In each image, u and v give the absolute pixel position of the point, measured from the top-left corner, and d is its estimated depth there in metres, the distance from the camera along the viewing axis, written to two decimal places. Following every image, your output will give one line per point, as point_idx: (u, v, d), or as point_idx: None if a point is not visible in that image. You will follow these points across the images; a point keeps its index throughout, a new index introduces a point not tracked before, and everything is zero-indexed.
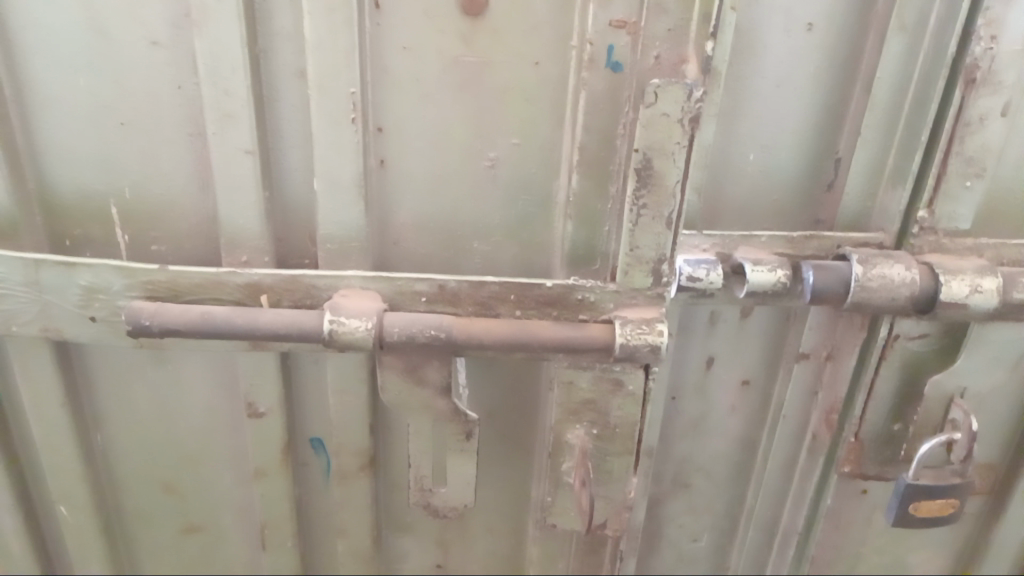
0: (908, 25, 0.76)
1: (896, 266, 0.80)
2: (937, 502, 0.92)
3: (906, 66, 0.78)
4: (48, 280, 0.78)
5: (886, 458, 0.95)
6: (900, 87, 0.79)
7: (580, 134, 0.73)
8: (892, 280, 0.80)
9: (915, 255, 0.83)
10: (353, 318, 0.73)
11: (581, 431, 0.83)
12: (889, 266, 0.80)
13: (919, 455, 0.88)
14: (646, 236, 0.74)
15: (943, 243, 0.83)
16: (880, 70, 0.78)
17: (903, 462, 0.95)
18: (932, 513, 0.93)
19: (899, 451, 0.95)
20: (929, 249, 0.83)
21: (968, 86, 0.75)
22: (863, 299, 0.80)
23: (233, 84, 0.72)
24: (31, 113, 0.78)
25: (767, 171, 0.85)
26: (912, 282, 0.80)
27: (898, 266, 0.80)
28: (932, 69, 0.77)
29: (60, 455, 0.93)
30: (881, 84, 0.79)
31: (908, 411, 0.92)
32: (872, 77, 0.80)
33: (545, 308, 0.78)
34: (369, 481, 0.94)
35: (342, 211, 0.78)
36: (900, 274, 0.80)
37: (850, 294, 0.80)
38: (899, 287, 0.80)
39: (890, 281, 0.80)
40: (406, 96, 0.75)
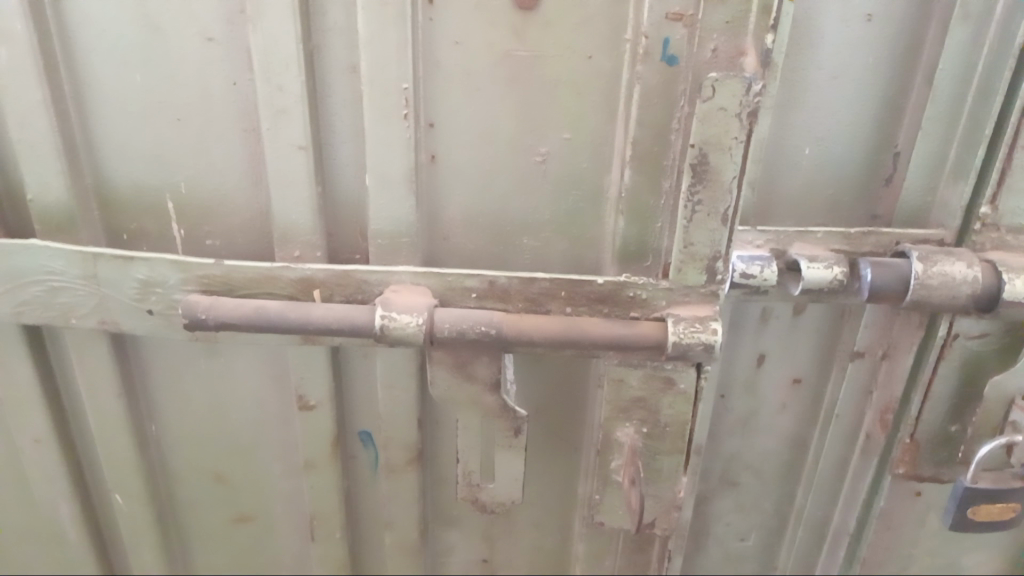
0: (973, 15, 0.73)
1: (958, 263, 0.78)
2: (997, 506, 0.89)
3: (970, 56, 0.75)
4: (104, 273, 0.79)
5: (942, 460, 0.93)
6: (964, 78, 0.76)
7: (632, 128, 0.72)
8: (954, 279, 0.77)
9: (977, 252, 0.80)
10: (403, 314, 0.73)
11: (630, 429, 0.83)
12: (950, 263, 0.77)
13: (978, 458, 0.85)
14: (701, 231, 0.73)
15: (1007, 241, 0.80)
16: (942, 62, 0.76)
17: (960, 464, 0.92)
18: (989, 517, 0.90)
19: (956, 453, 0.92)
20: (992, 246, 0.80)
21: None
22: (923, 297, 0.78)
23: (287, 81, 0.73)
24: (90, 110, 0.79)
25: (824, 166, 0.83)
26: (974, 280, 0.77)
27: (960, 264, 0.78)
28: (998, 61, 0.74)
29: (115, 445, 0.95)
30: (944, 76, 0.76)
31: (967, 412, 0.89)
32: (934, 68, 0.77)
33: (595, 305, 0.77)
34: (416, 475, 0.94)
35: (392, 206, 0.78)
36: (961, 272, 0.77)
37: (909, 292, 0.78)
38: (961, 285, 0.77)
39: (951, 279, 0.77)
40: (457, 92, 0.75)
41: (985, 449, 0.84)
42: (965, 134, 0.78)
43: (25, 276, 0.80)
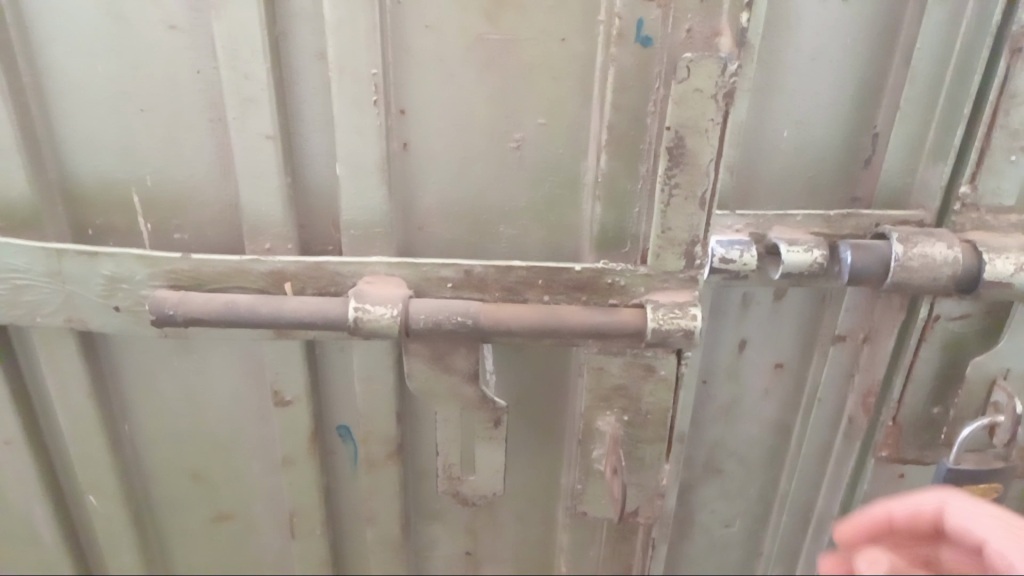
0: None
1: (939, 244, 0.77)
2: (980, 487, 0.88)
3: (949, 33, 0.74)
4: (70, 270, 0.77)
5: (925, 442, 0.93)
6: (942, 57, 0.75)
7: (608, 112, 0.71)
8: (934, 260, 0.77)
9: (957, 233, 0.80)
10: (378, 306, 0.72)
11: (612, 418, 0.82)
12: (931, 244, 0.77)
13: (962, 439, 0.85)
14: (679, 216, 0.71)
15: (986, 221, 0.80)
16: (919, 41, 0.75)
17: (943, 446, 0.93)
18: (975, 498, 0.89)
19: (939, 435, 0.92)
20: (971, 227, 0.80)
21: (1014, 55, 0.72)
22: (904, 279, 0.77)
23: (253, 68, 0.71)
24: (50, 102, 0.77)
25: (803, 148, 0.82)
26: (954, 260, 0.77)
27: (940, 245, 0.77)
28: (975, 40, 0.73)
29: (88, 445, 0.93)
30: (921, 56, 0.75)
31: (949, 394, 0.90)
32: (911, 48, 0.76)
33: (574, 293, 0.76)
34: (396, 469, 0.93)
35: (365, 196, 0.76)
36: (942, 253, 0.77)
37: (890, 274, 0.77)
38: (941, 267, 0.77)
39: (932, 260, 0.76)
40: (429, 77, 0.73)
41: (967, 430, 0.84)
42: (943, 114, 0.77)
43: None
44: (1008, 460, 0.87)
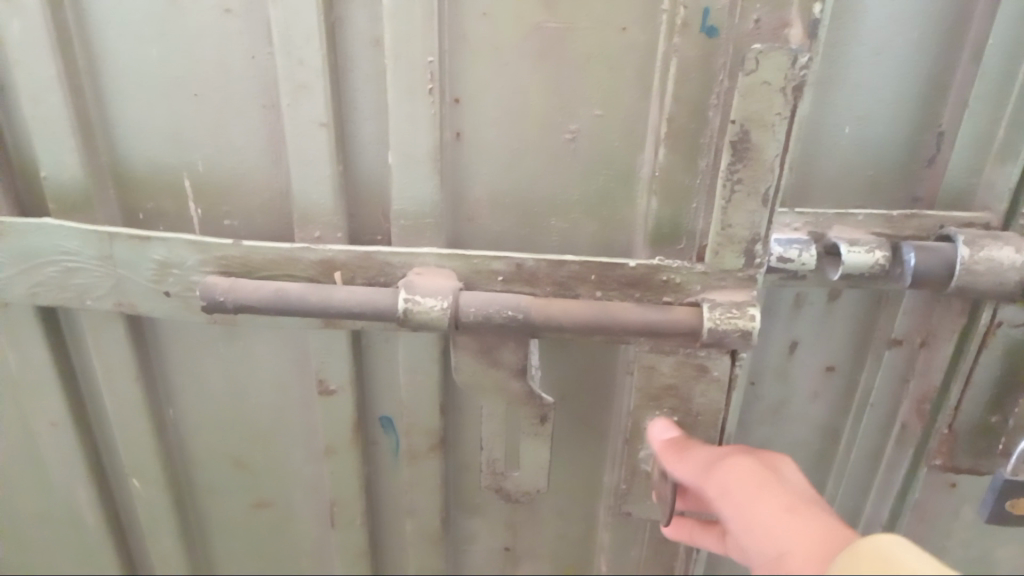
0: None
1: (1006, 248, 0.74)
2: None
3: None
4: (121, 254, 0.77)
5: (981, 451, 0.89)
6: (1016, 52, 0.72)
7: (667, 104, 0.69)
8: (1001, 264, 0.74)
9: None
10: (428, 298, 0.71)
11: (661, 418, 0.80)
12: (997, 247, 0.74)
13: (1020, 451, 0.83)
14: (740, 213, 0.69)
15: None
16: (992, 36, 0.72)
17: (1000, 456, 0.89)
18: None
19: (995, 444, 0.89)
20: None
21: None
22: (968, 283, 0.74)
23: (307, 53, 0.70)
24: (104, 85, 0.77)
25: (864, 145, 0.79)
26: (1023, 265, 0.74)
27: (1008, 248, 0.74)
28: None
29: (132, 428, 0.93)
30: (994, 51, 0.72)
31: (1009, 403, 0.86)
32: (983, 43, 0.73)
33: (627, 289, 0.74)
34: (438, 462, 0.92)
35: (416, 186, 0.75)
36: (1009, 257, 0.74)
37: (954, 278, 0.74)
38: (1008, 271, 0.74)
39: (999, 264, 0.74)
40: (484, 66, 0.72)
41: None
42: (1015, 111, 0.74)
43: (40, 256, 0.78)
44: None
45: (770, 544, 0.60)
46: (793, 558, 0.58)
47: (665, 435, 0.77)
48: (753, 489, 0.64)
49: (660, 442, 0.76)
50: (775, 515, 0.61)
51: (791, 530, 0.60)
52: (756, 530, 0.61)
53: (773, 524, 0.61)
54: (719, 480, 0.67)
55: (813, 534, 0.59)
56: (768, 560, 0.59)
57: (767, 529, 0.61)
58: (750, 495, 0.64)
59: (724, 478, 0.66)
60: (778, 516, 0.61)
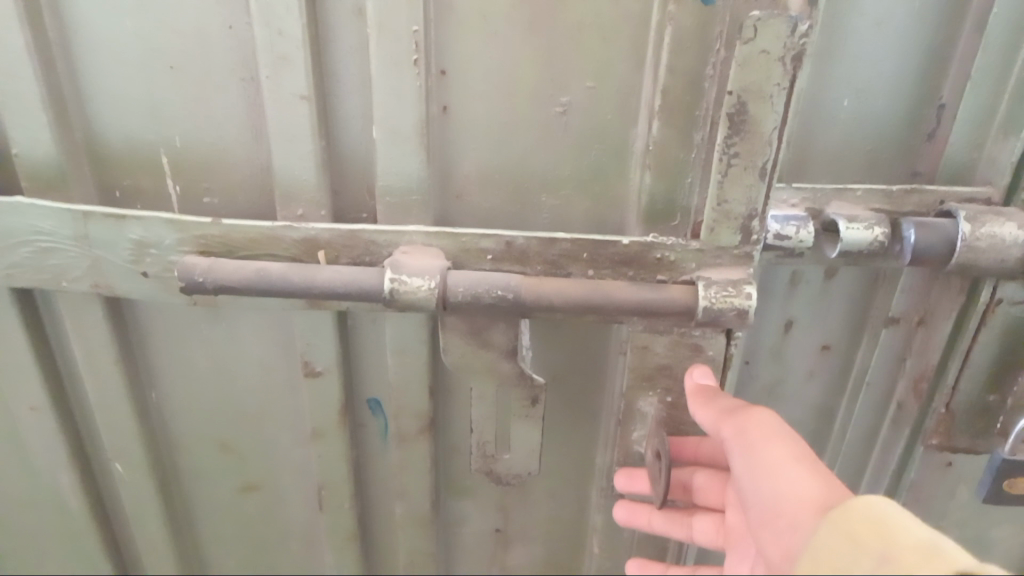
0: None
1: (1008, 224, 0.72)
2: None
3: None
4: (97, 234, 0.74)
5: (979, 431, 0.88)
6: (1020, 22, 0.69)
7: (662, 76, 0.66)
8: (1002, 241, 0.72)
9: None
10: (415, 277, 0.69)
11: (654, 399, 0.78)
12: (999, 223, 0.72)
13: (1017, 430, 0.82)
14: (736, 188, 0.67)
15: None
16: (997, 6, 0.69)
17: (998, 435, 0.88)
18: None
19: (993, 424, 0.87)
20: None
21: None
22: (969, 259, 0.73)
23: (287, 23, 0.67)
24: (76, 58, 0.74)
25: (862, 119, 0.76)
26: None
27: (1010, 224, 0.72)
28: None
29: (114, 412, 0.91)
30: (997, 21, 0.70)
31: (1007, 381, 0.84)
32: (986, 12, 0.70)
33: (620, 267, 0.72)
34: (428, 444, 0.91)
35: (402, 161, 0.73)
36: (1011, 233, 0.72)
37: (955, 255, 0.73)
38: (1010, 248, 0.72)
39: (1000, 241, 0.72)
40: (471, 37, 0.69)
41: None
42: (1017, 86, 0.72)
43: (13, 237, 0.75)
44: None
45: (773, 484, 0.64)
46: (793, 502, 0.62)
47: (704, 381, 0.73)
48: (768, 440, 0.66)
49: (695, 386, 0.73)
50: (784, 459, 0.65)
51: (795, 475, 0.63)
52: (763, 472, 0.65)
53: (780, 468, 0.64)
54: (737, 420, 0.68)
55: (816, 482, 0.62)
56: (768, 499, 0.64)
57: (772, 472, 0.65)
58: (765, 445, 0.66)
59: (745, 425, 0.68)
60: (787, 470, 0.64)
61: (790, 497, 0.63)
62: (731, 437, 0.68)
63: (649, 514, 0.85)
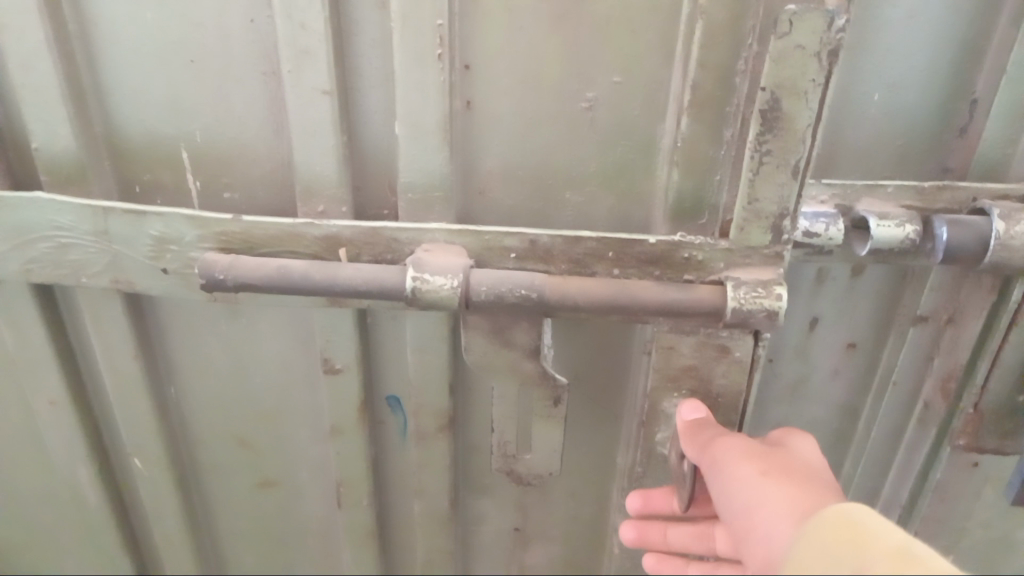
0: None
1: None
2: None
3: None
4: (117, 230, 0.74)
5: (1008, 432, 0.86)
6: None
7: (692, 70, 0.64)
8: None
9: None
10: (437, 276, 0.68)
11: (679, 400, 0.77)
12: None
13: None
14: (767, 187, 0.65)
15: None
16: None
17: None
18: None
19: (1023, 425, 0.85)
20: None
21: None
22: (1003, 259, 0.71)
23: (309, 16, 0.66)
24: (96, 52, 0.73)
25: (894, 114, 0.73)
26: None
27: None
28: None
29: (134, 407, 0.91)
30: None
31: None
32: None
33: (646, 267, 0.70)
34: (448, 442, 0.90)
35: (425, 157, 0.72)
36: None
37: (988, 253, 0.70)
38: None
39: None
40: (495, 30, 0.68)
41: None
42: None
43: (33, 232, 0.75)
44: None
45: (743, 501, 0.63)
46: (765, 515, 0.61)
47: (692, 416, 0.73)
48: (741, 460, 0.65)
49: (686, 422, 0.73)
50: (752, 479, 0.63)
51: (763, 491, 0.62)
52: (733, 491, 0.64)
53: (750, 484, 0.63)
54: (711, 450, 0.68)
55: (787, 496, 0.61)
56: (744, 513, 0.63)
57: (743, 491, 0.63)
58: (739, 466, 0.65)
59: (719, 451, 0.67)
60: (757, 484, 0.63)
61: (759, 512, 0.61)
62: (707, 464, 0.68)
63: (664, 525, 0.81)
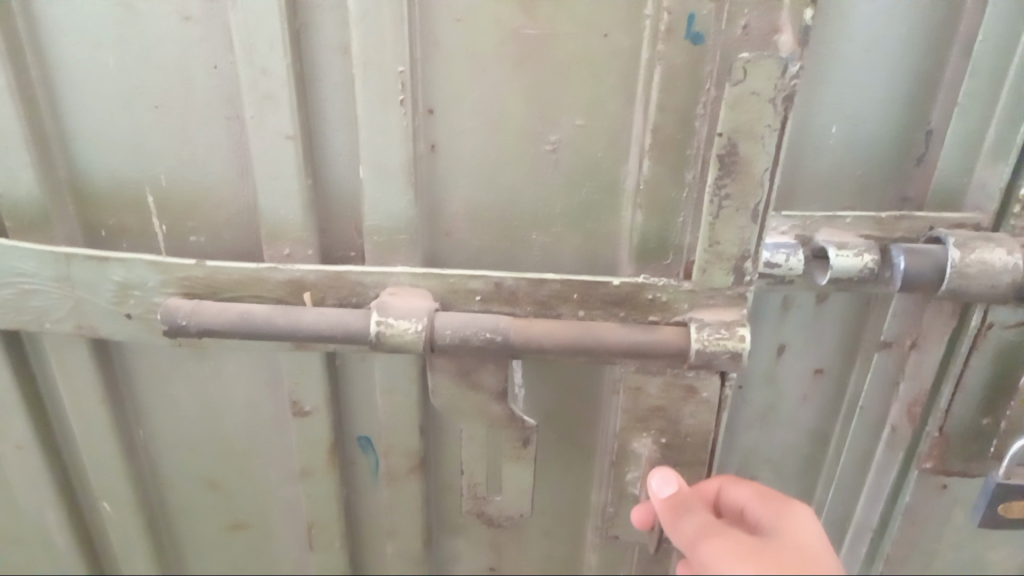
0: None
1: (998, 250, 0.69)
2: None
3: (1015, 24, 0.66)
4: (79, 275, 0.73)
5: (974, 455, 0.85)
6: (1008, 52, 0.68)
7: (653, 114, 0.65)
8: (993, 266, 0.69)
9: (1016, 237, 0.72)
10: (402, 319, 0.67)
11: (648, 440, 0.76)
12: (989, 249, 0.70)
13: (1010, 454, 0.78)
14: (728, 230, 0.65)
15: None
16: (983, 34, 0.67)
17: (992, 460, 0.85)
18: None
19: (988, 448, 0.84)
20: None
21: None
22: (960, 286, 0.70)
23: (272, 62, 0.66)
24: (60, 98, 0.73)
25: (853, 146, 0.74)
26: (1015, 268, 0.69)
27: (1000, 251, 0.70)
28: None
29: (100, 451, 0.90)
30: (985, 50, 0.68)
31: (1001, 405, 0.82)
32: (974, 41, 0.69)
33: (611, 308, 0.70)
34: (419, 483, 0.89)
35: (390, 201, 0.72)
36: (1001, 259, 0.69)
37: (945, 281, 0.70)
38: (1000, 273, 0.69)
39: (991, 267, 0.69)
40: (458, 73, 0.68)
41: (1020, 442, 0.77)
42: (1006, 108, 0.69)
43: None
44: None
45: None
46: None
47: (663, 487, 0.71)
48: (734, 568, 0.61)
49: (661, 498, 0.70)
50: None
51: None
52: None
53: None
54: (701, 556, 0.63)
55: None
56: None
57: None
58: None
59: (709, 558, 0.62)
60: None
61: None
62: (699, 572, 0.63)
63: None
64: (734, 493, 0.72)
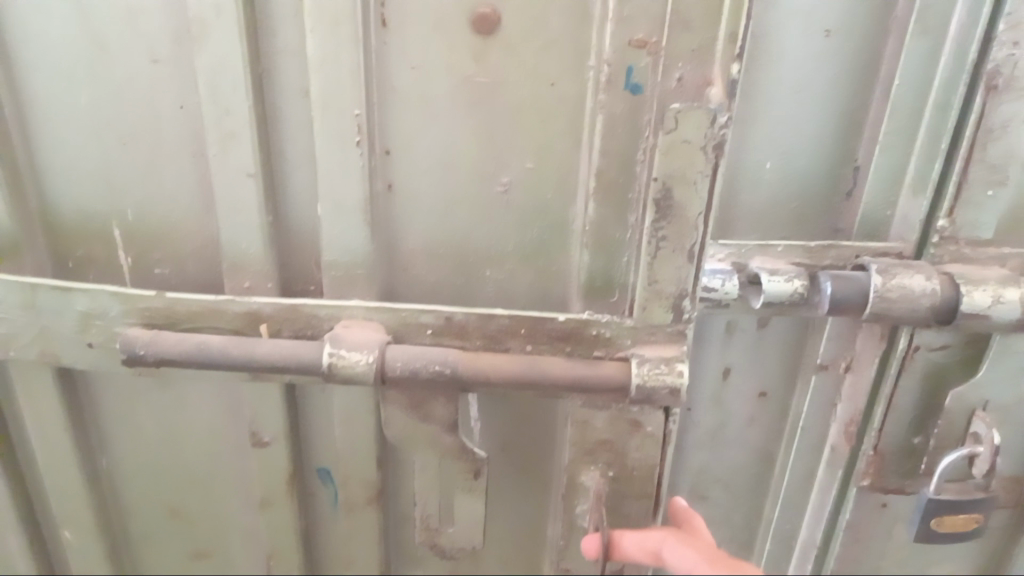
0: (933, 28, 0.69)
1: (917, 276, 0.72)
2: (961, 518, 0.83)
3: (931, 72, 0.70)
4: (44, 303, 0.75)
5: (908, 472, 0.87)
6: (927, 99, 0.72)
7: (597, 158, 0.68)
8: (912, 291, 0.72)
9: (936, 265, 0.75)
10: (353, 351, 0.70)
11: (596, 473, 0.78)
12: (909, 275, 0.73)
13: (941, 469, 0.81)
14: (666, 268, 0.69)
15: (965, 254, 0.75)
16: (899, 75, 0.71)
17: (926, 476, 0.87)
18: (954, 529, 0.84)
19: (920, 465, 0.87)
20: (949, 259, 0.75)
21: (988, 92, 0.68)
22: (882, 310, 0.73)
23: (234, 103, 0.69)
24: (34, 133, 0.76)
25: (787, 176, 0.77)
26: (933, 292, 0.72)
27: (919, 276, 0.73)
28: (954, 78, 0.69)
29: (64, 478, 0.91)
30: (903, 95, 0.71)
31: (930, 423, 0.84)
32: (890, 84, 0.72)
33: (558, 343, 0.73)
34: (376, 514, 0.90)
35: (349, 237, 0.74)
36: (920, 284, 0.72)
37: (869, 305, 0.73)
38: (919, 298, 0.72)
39: (910, 292, 0.72)
40: (413, 116, 0.71)
41: (947, 459, 0.80)
42: (923, 144, 0.73)
43: None
44: (988, 491, 0.83)
45: None
46: None
47: None
48: None
49: None
50: None
51: None
52: None
53: None
54: None
55: None
56: None
57: None
58: None
59: None
60: None
61: None
62: None
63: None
64: (681, 554, 0.71)
